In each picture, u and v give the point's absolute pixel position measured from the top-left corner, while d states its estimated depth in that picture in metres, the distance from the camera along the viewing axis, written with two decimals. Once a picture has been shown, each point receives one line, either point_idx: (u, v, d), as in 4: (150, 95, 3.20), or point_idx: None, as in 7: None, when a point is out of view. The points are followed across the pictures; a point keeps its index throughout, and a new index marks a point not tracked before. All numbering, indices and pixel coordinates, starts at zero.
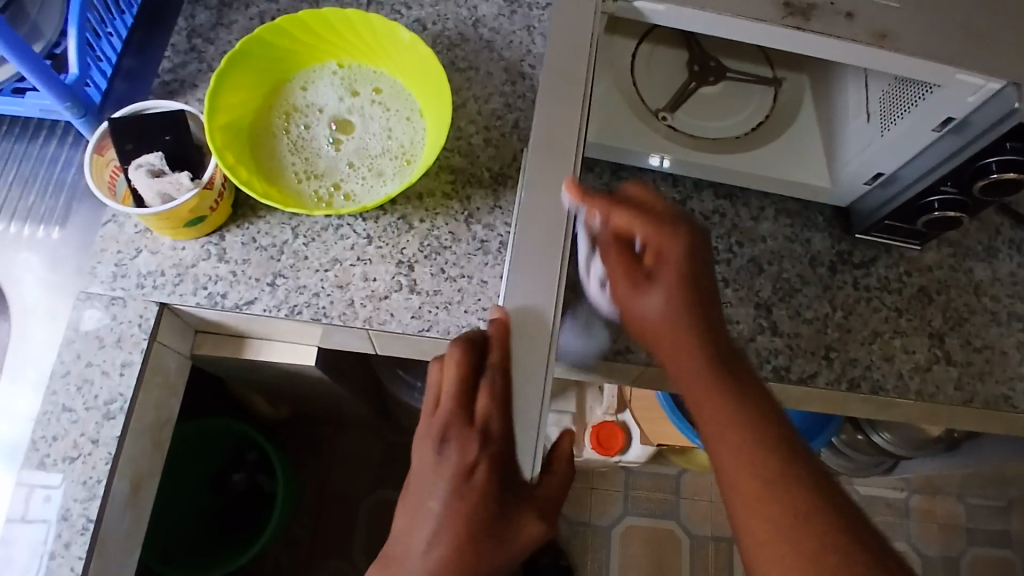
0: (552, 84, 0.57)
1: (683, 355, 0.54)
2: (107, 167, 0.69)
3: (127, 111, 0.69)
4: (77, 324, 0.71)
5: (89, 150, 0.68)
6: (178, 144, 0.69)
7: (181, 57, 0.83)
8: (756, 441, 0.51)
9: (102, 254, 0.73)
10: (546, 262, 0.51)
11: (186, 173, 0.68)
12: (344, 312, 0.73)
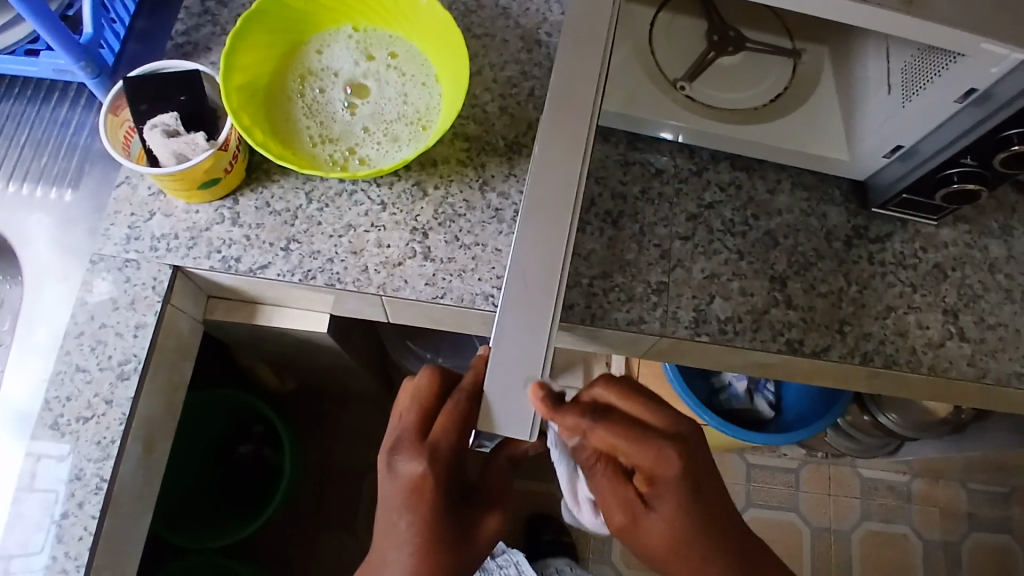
0: (568, 45, 0.59)
1: (693, 566, 0.57)
2: (121, 127, 0.68)
3: (142, 71, 0.69)
4: (91, 285, 0.70)
5: (104, 110, 0.67)
6: (194, 103, 0.68)
7: (195, 19, 0.82)
8: None
9: (116, 216, 0.73)
10: (555, 221, 0.57)
11: (202, 134, 0.67)
12: (358, 278, 0.73)
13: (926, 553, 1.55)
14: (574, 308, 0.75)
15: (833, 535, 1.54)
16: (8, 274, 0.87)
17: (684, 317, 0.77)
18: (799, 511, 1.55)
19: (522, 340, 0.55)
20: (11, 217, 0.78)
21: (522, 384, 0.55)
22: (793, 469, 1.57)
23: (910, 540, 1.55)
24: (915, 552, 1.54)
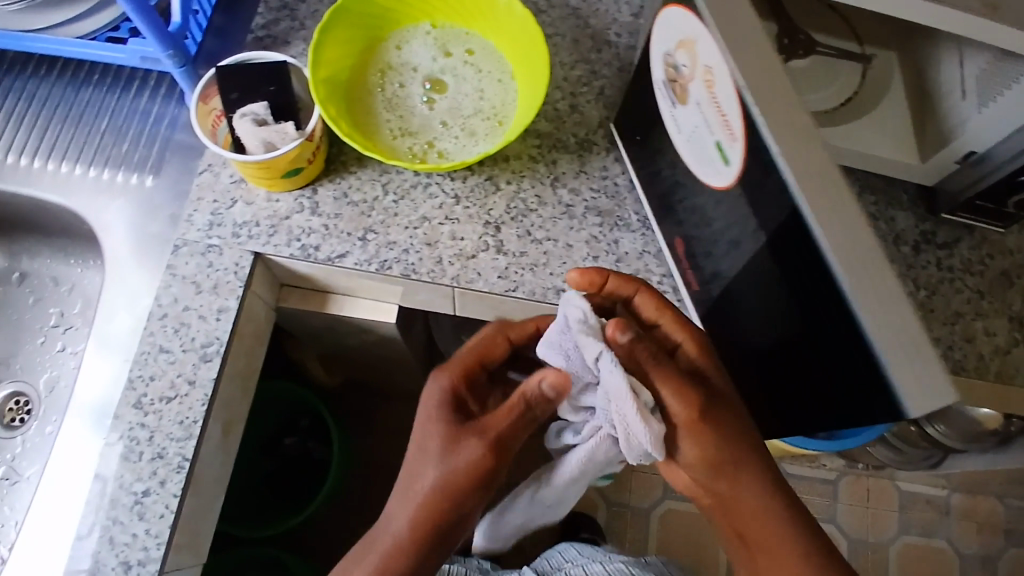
0: None
1: (726, 484, 0.61)
2: (210, 115, 0.70)
3: (229, 62, 0.70)
4: (174, 269, 0.72)
5: (194, 98, 0.69)
6: (282, 94, 0.70)
7: (275, 14, 0.84)
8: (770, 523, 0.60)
9: (199, 203, 0.75)
10: (819, 163, 0.48)
11: (290, 123, 0.68)
12: (432, 269, 0.74)
13: (965, 569, 1.52)
14: None
15: (870, 547, 1.52)
16: (82, 258, 0.89)
17: None
18: (836, 522, 1.53)
19: (871, 295, 0.45)
20: (90, 202, 0.80)
21: (924, 349, 0.44)
22: (831, 479, 1.56)
23: (948, 556, 1.53)
24: (953, 568, 1.52)
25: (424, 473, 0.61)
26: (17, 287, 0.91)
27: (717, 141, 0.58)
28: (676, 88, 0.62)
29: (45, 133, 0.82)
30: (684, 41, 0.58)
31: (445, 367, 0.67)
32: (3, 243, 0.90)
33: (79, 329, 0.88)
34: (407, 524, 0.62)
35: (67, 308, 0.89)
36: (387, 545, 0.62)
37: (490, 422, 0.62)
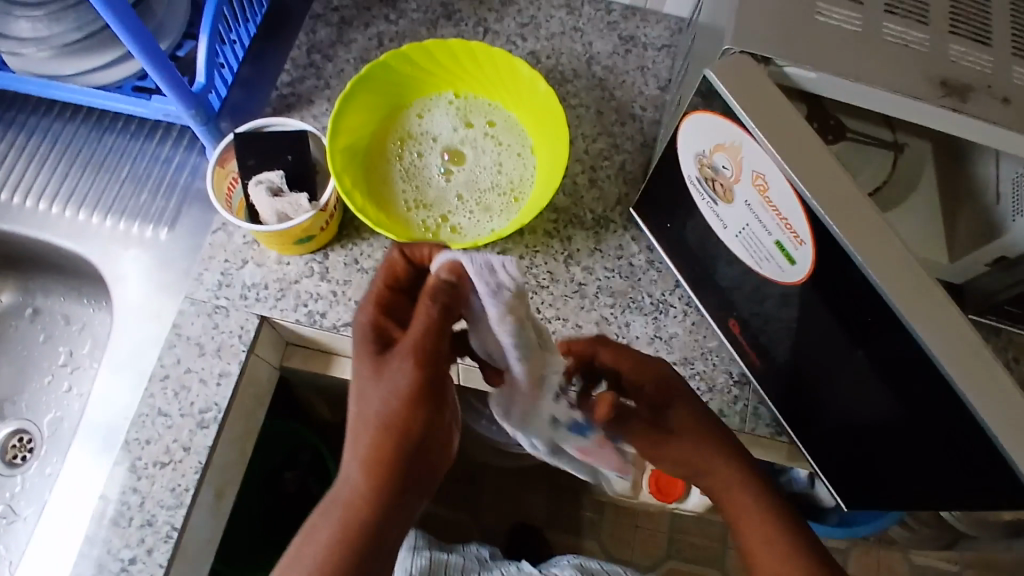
0: (748, 106, 0.51)
1: (704, 463, 0.62)
2: (226, 178, 0.70)
3: (251, 126, 0.70)
4: (179, 327, 0.72)
5: (212, 162, 0.69)
6: (300, 165, 0.69)
7: (300, 72, 0.84)
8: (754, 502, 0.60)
9: (210, 262, 0.75)
10: (902, 262, 0.48)
11: (304, 195, 0.68)
12: None
13: None
14: None
15: None
16: (93, 301, 0.90)
17: (765, 414, 0.74)
18: None
19: (993, 399, 0.45)
20: (104, 251, 0.80)
21: None
22: (841, 549, 1.51)
23: None
24: None
25: (364, 413, 0.50)
26: (28, 323, 0.92)
27: (777, 241, 0.56)
28: (715, 188, 0.60)
29: (66, 179, 0.83)
30: (723, 146, 0.56)
31: (365, 296, 0.53)
32: (18, 279, 0.91)
33: (85, 370, 0.89)
34: (353, 485, 0.49)
35: (75, 348, 0.90)
36: (335, 512, 0.50)
37: (411, 335, 0.49)
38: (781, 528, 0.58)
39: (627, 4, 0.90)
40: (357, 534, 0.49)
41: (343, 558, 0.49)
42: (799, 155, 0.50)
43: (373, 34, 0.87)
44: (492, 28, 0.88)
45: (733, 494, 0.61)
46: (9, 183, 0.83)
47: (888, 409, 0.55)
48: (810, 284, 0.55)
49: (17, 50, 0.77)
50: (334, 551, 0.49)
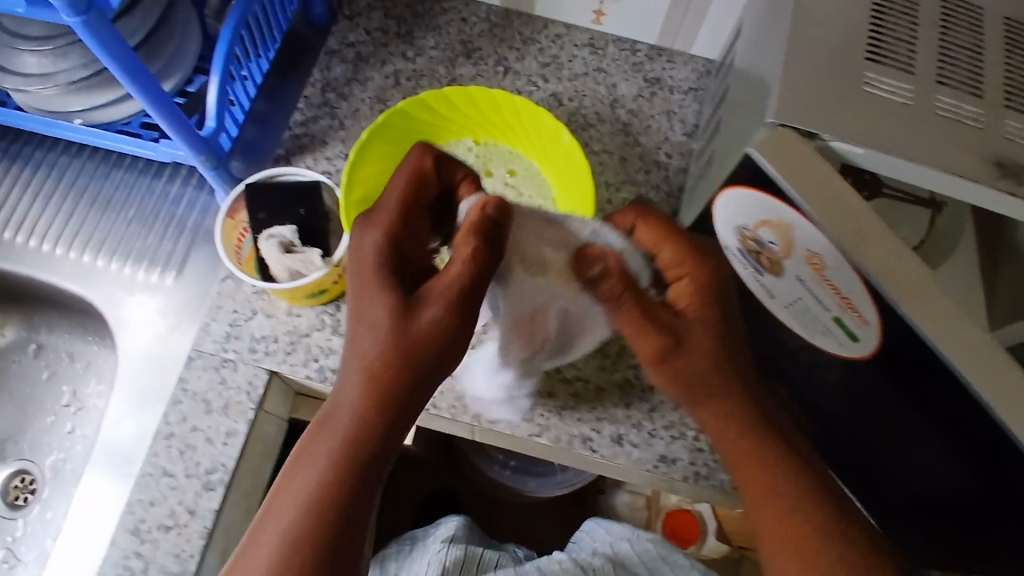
0: (814, 204, 0.48)
1: (732, 435, 0.60)
2: (236, 229, 0.67)
3: (265, 175, 0.68)
4: (185, 382, 0.69)
5: (221, 213, 0.66)
6: (312, 217, 0.67)
7: (314, 111, 0.81)
8: (786, 481, 0.58)
9: (218, 312, 0.72)
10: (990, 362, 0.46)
11: (317, 251, 0.65)
12: (453, 405, 0.70)
13: None
14: (678, 462, 0.69)
15: None
16: (98, 338, 0.87)
17: None
18: None
19: None
20: (108, 295, 0.78)
21: None
22: None
23: None
24: None
25: (371, 340, 0.51)
26: (32, 359, 0.89)
27: (834, 317, 0.54)
28: (759, 261, 0.56)
29: (71, 220, 0.80)
30: (770, 222, 0.53)
31: (386, 226, 0.56)
32: (22, 315, 0.88)
33: (90, 411, 0.87)
34: (355, 410, 0.51)
35: (80, 387, 0.88)
36: (341, 424, 0.51)
37: (444, 276, 0.53)
38: (790, 478, 0.58)
39: (653, 44, 0.86)
40: (352, 460, 0.51)
41: (339, 480, 0.50)
42: (860, 244, 0.48)
43: (390, 72, 0.84)
44: (513, 67, 0.85)
45: (775, 481, 0.58)
46: (12, 222, 0.80)
47: (949, 475, 0.52)
48: (870, 360, 0.53)
49: (22, 86, 0.75)
50: (333, 470, 0.50)
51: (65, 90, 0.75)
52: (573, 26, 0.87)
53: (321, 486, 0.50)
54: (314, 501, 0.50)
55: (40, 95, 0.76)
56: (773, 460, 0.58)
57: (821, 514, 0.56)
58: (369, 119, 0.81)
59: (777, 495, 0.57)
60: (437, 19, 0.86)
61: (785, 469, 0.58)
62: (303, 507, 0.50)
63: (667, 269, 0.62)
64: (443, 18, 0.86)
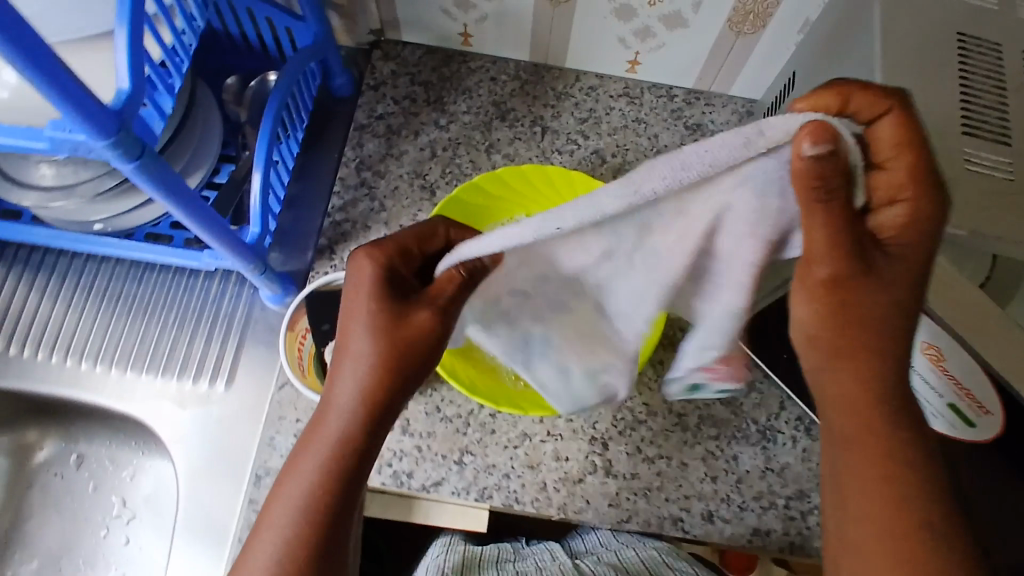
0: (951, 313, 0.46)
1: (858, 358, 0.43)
2: (297, 339, 0.65)
3: (326, 281, 0.65)
4: (257, 503, 0.67)
5: (283, 324, 0.65)
6: None
7: (352, 193, 0.78)
8: (879, 463, 0.44)
9: (282, 422, 0.70)
10: None
11: None
12: (537, 497, 0.69)
13: None
14: (770, 533, 0.69)
15: None
16: (142, 446, 0.83)
17: None
18: None
19: None
20: (158, 411, 0.74)
21: None
22: None
23: None
24: None
25: (358, 348, 0.46)
26: (74, 470, 0.85)
27: (950, 403, 0.53)
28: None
29: (107, 333, 0.76)
30: None
31: (378, 245, 0.48)
32: (59, 426, 0.85)
33: (143, 520, 0.83)
34: (345, 416, 0.47)
35: (129, 495, 0.84)
36: (323, 438, 0.47)
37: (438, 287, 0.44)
38: (916, 477, 0.43)
39: (689, 88, 0.84)
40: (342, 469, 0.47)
41: (331, 487, 0.47)
42: (1003, 351, 0.45)
43: (424, 143, 0.80)
44: (550, 126, 0.82)
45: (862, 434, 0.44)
46: (44, 341, 0.76)
47: None
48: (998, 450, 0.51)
49: (44, 203, 0.68)
50: (321, 481, 0.46)
51: (91, 201, 0.69)
52: (606, 75, 0.84)
53: (319, 494, 0.46)
54: (302, 512, 0.46)
55: (61, 208, 0.69)
56: (885, 396, 0.43)
57: (952, 534, 0.42)
58: (409, 196, 0.78)
59: (879, 512, 0.43)
60: (465, 81, 0.83)
61: (911, 469, 0.43)
62: (294, 522, 0.46)
63: (876, 191, 0.39)
64: (472, 80, 0.83)
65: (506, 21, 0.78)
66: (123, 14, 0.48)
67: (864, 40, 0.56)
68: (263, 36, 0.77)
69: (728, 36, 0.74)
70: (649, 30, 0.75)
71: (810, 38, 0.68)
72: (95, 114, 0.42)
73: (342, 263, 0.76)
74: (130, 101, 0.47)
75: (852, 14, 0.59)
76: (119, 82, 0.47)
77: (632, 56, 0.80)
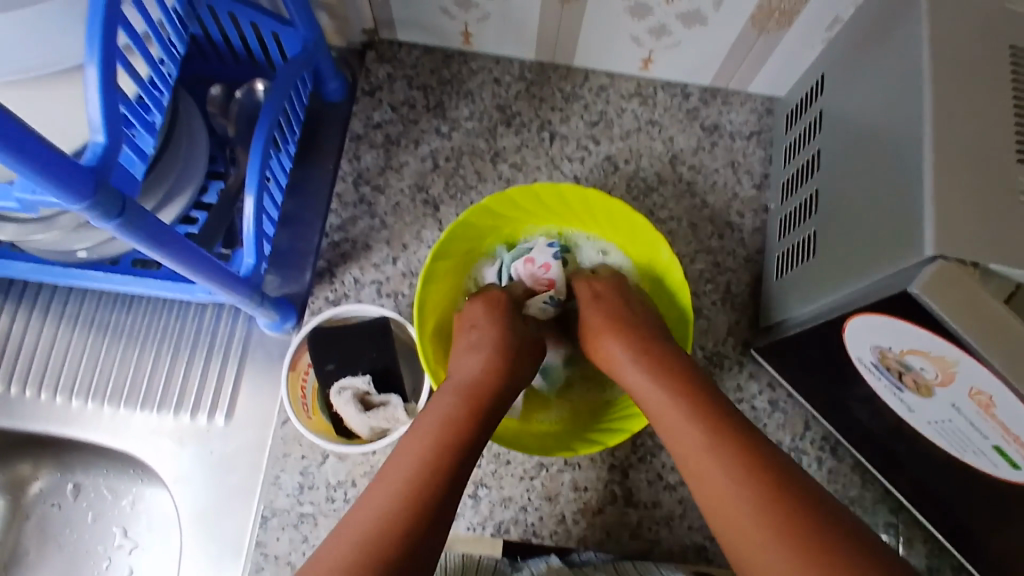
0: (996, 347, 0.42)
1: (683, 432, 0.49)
2: (298, 379, 0.63)
3: (334, 315, 0.63)
4: (264, 546, 0.66)
5: (284, 364, 0.62)
6: (383, 359, 0.64)
7: (351, 211, 0.74)
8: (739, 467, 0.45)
9: (286, 459, 0.68)
10: None
11: (396, 399, 0.62)
12: (555, 530, 0.67)
13: None
14: None
15: None
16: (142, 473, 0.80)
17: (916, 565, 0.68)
18: None
19: None
20: (157, 449, 0.71)
21: None
22: None
23: None
24: None
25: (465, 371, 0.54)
26: (72, 501, 0.82)
27: (995, 445, 0.48)
28: (903, 380, 0.52)
29: (98, 368, 0.73)
30: (923, 352, 0.47)
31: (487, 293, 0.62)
32: (53, 457, 0.82)
33: (145, 550, 0.80)
34: (449, 413, 0.50)
35: (130, 526, 0.80)
36: (429, 428, 0.48)
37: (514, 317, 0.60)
38: (781, 493, 0.43)
39: (706, 85, 0.78)
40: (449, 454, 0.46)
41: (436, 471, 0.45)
42: None
43: (425, 153, 0.76)
44: (558, 131, 0.77)
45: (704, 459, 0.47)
46: (32, 378, 0.72)
47: None
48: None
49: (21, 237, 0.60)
50: (431, 465, 0.45)
51: (72, 230, 0.63)
52: (617, 74, 0.78)
53: (424, 471, 0.45)
54: (405, 491, 0.43)
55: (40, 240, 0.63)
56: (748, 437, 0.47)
57: (845, 539, 0.40)
58: (411, 212, 0.74)
59: (747, 523, 0.43)
60: (467, 83, 0.78)
61: (770, 477, 0.44)
62: (394, 503, 0.43)
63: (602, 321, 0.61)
64: (474, 82, 0.78)
65: (509, 20, 0.72)
66: (92, 53, 0.42)
67: (909, 50, 0.51)
68: (248, 41, 0.71)
69: (750, 34, 0.69)
70: (665, 28, 0.70)
71: (841, 39, 0.63)
72: (67, 177, 0.38)
73: (344, 286, 0.72)
74: (105, 155, 0.42)
75: (891, 19, 0.54)
76: (92, 134, 0.42)
77: (646, 54, 0.74)
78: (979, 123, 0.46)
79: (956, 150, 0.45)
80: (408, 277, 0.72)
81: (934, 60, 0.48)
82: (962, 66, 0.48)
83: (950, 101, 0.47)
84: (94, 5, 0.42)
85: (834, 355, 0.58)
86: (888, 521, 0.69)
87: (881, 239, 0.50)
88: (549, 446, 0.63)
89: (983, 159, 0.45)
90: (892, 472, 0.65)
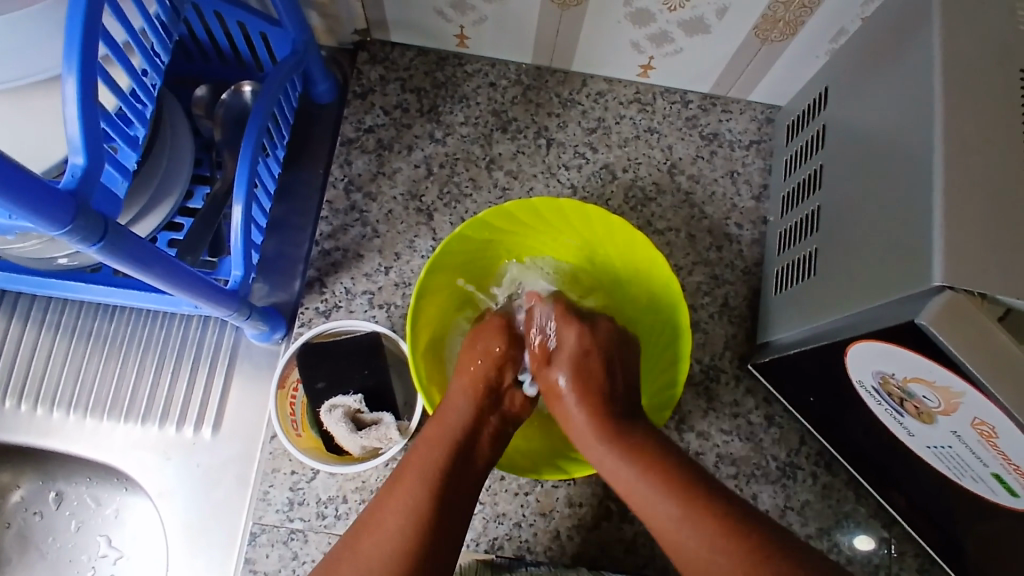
0: (1001, 379, 0.41)
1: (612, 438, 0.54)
2: (287, 396, 0.63)
3: (321, 330, 0.63)
4: (254, 563, 0.65)
5: (274, 382, 0.62)
6: (377, 377, 0.65)
7: (341, 219, 0.72)
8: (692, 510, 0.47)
9: (276, 476, 0.66)
10: None
11: (389, 419, 0.62)
12: (550, 547, 0.66)
13: None
14: None
15: None
16: (125, 481, 0.74)
17: None
18: None
19: None
20: (141, 463, 0.70)
21: None
22: None
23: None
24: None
25: (454, 412, 0.56)
26: (54, 509, 0.77)
27: (993, 472, 0.47)
28: (904, 406, 0.50)
29: (79, 378, 0.71)
30: (924, 380, 0.46)
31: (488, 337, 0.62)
32: (33, 464, 0.76)
33: (132, 560, 0.75)
34: (427, 486, 0.50)
35: (114, 535, 0.76)
36: (399, 503, 0.49)
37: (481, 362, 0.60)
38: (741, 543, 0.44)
39: (705, 93, 0.77)
40: (430, 524, 0.48)
41: (420, 535, 0.48)
42: None
43: (418, 159, 0.74)
44: (556, 138, 0.75)
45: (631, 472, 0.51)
46: (12, 388, 0.71)
47: None
48: None
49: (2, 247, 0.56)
50: (410, 519, 0.48)
51: (53, 240, 0.57)
52: (615, 79, 0.77)
53: (409, 526, 0.48)
54: (397, 538, 0.47)
55: (17, 249, 0.57)
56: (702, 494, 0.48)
57: None
58: (404, 220, 0.72)
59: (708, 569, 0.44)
60: (462, 87, 0.76)
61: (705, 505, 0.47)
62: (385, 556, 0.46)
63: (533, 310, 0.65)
64: (469, 86, 0.76)
65: (506, 23, 0.70)
66: (70, 69, 0.39)
67: (917, 71, 0.50)
68: (234, 41, 0.68)
69: (753, 42, 0.67)
70: (667, 35, 0.68)
71: (848, 51, 0.62)
72: (44, 204, 0.36)
73: (334, 297, 0.70)
74: (86, 177, 0.40)
75: (903, 34, 0.53)
76: (72, 155, 0.40)
77: (646, 60, 0.73)
78: (992, 149, 0.45)
79: (966, 176, 0.44)
80: (401, 287, 0.71)
81: (945, 82, 0.47)
82: (976, 90, 0.46)
83: (962, 126, 0.45)
84: (73, 17, 0.40)
85: (836, 377, 0.56)
86: (881, 537, 0.68)
87: (887, 265, 0.49)
88: (546, 469, 0.62)
89: (992, 185, 0.44)
90: (888, 490, 0.64)
